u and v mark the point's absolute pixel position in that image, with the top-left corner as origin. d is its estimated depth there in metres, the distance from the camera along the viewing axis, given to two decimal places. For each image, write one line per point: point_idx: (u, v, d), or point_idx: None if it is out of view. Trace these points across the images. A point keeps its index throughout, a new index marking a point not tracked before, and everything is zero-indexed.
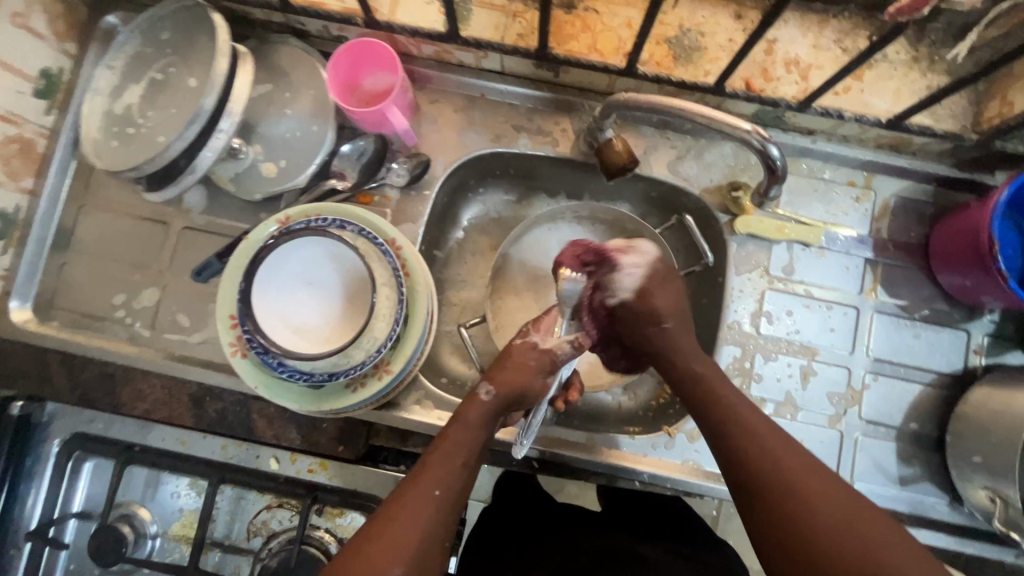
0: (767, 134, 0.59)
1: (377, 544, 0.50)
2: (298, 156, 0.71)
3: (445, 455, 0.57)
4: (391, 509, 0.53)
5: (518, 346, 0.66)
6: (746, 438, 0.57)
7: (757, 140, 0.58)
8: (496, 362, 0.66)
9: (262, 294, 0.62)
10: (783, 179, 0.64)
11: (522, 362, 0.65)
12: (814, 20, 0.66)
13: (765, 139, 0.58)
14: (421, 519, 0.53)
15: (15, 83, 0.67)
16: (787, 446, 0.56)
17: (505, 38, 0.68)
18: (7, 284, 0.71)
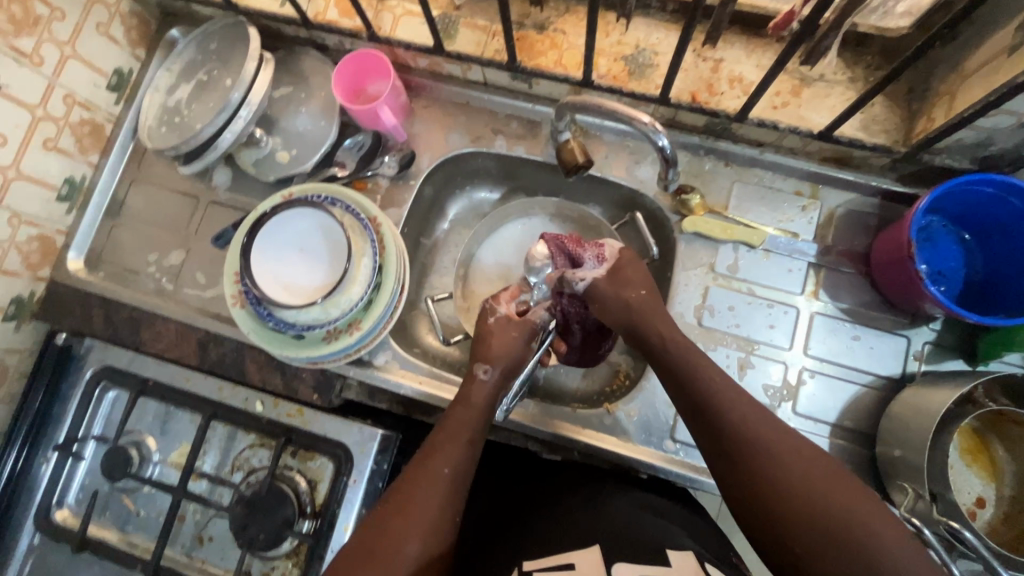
0: (660, 126, 0.65)
1: (396, 520, 0.62)
2: (307, 146, 0.84)
3: (450, 438, 0.68)
4: (405, 490, 0.65)
5: (492, 320, 0.76)
6: (723, 427, 0.62)
7: (650, 131, 0.65)
8: (479, 341, 0.75)
9: (261, 255, 0.74)
10: (678, 164, 0.70)
11: (490, 334, 0.75)
12: (757, 44, 0.74)
13: (655, 130, 0.65)
14: (431, 494, 0.64)
15: (94, 78, 0.84)
16: (764, 436, 0.60)
17: (484, 53, 0.79)
18: (68, 239, 0.87)
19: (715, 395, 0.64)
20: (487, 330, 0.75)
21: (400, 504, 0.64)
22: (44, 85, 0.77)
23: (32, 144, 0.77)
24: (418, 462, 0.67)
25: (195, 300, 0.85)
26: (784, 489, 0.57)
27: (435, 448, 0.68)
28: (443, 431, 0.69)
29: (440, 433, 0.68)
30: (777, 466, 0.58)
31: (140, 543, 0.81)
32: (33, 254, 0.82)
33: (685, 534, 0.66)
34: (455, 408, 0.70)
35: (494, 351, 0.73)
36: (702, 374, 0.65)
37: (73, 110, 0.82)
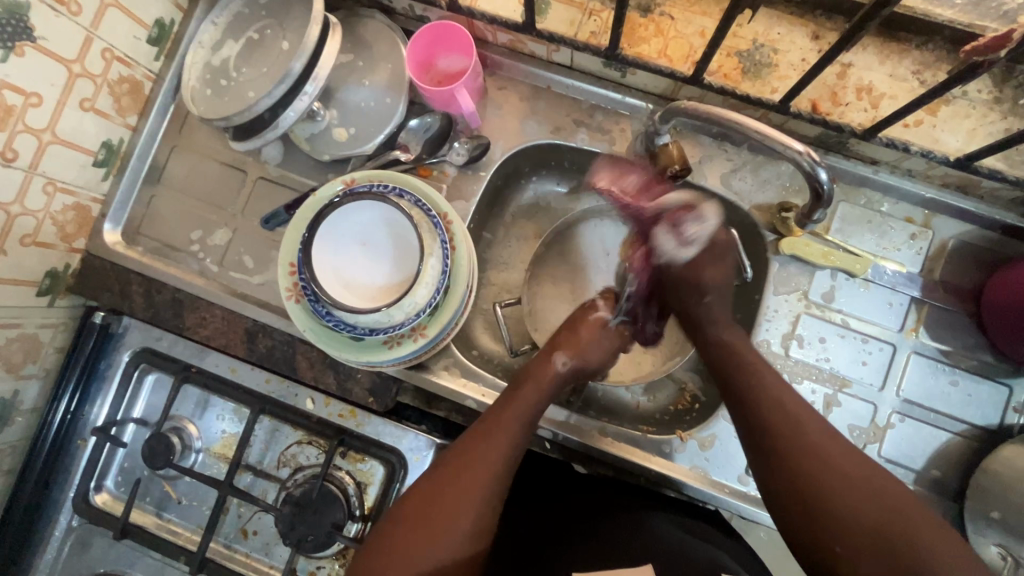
0: (817, 157, 0.58)
1: (445, 495, 0.59)
2: (368, 124, 0.76)
3: (513, 417, 0.64)
4: (458, 466, 0.61)
5: (590, 320, 0.74)
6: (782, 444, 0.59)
7: (807, 162, 0.58)
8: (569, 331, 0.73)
9: (321, 248, 0.68)
10: (829, 204, 0.63)
11: (581, 330, 0.73)
12: (893, 49, 0.65)
13: (814, 162, 0.57)
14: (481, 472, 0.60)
15: (134, 29, 0.75)
16: (823, 454, 0.57)
17: (579, 35, 0.70)
18: (104, 208, 0.80)
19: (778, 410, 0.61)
20: (586, 330, 0.73)
21: (447, 482, 0.60)
22: (82, 38, 0.68)
23: (69, 104, 0.70)
24: (471, 442, 0.62)
25: (241, 285, 0.80)
26: (839, 517, 0.53)
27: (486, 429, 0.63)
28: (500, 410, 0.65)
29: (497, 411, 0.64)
30: (827, 483, 0.55)
31: (182, 532, 0.78)
32: (68, 225, 0.76)
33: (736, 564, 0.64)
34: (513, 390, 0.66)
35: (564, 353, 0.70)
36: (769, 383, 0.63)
37: (111, 66, 0.74)
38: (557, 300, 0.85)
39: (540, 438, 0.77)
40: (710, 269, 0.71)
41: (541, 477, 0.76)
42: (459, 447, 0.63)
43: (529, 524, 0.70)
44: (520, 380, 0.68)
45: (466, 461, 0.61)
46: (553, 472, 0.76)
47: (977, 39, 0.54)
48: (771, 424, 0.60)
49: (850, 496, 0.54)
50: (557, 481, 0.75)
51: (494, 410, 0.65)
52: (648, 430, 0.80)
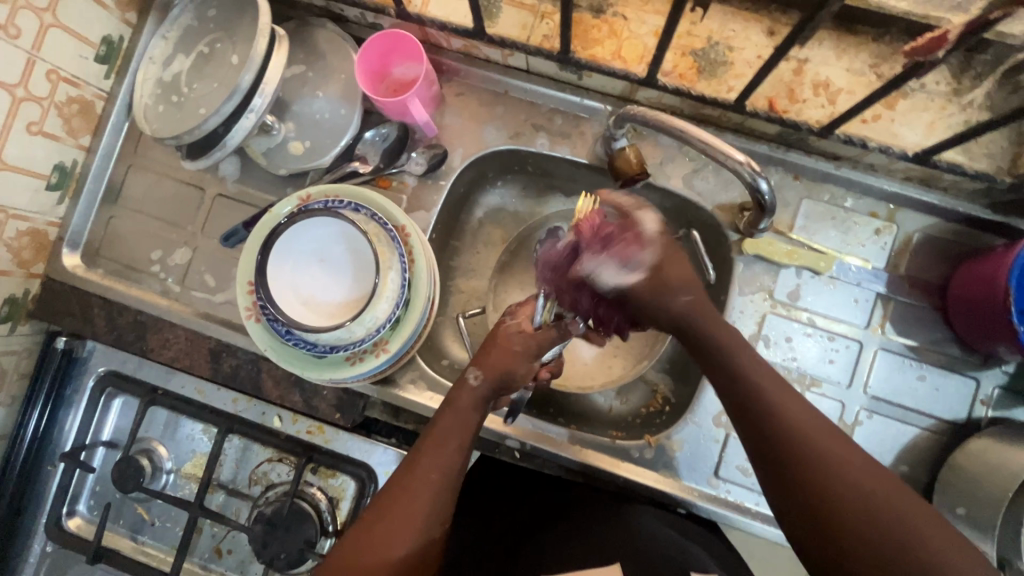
0: (758, 167, 0.58)
1: (386, 522, 0.54)
2: (323, 136, 0.75)
3: (446, 440, 0.59)
4: (394, 493, 0.56)
5: (505, 330, 0.66)
6: (796, 470, 0.51)
7: (746, 172, 0.57)
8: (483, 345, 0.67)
9: (277, 266, 0.67)
10: (773, 212, 0.62)
11: (509, 341, 0.66)
12: (849, 43, 0.64)
13: (754, 172, 0.57)
14: (417, 498, 0.56)
15: (79, 48, 0.73)
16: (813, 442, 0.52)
17: (531, 39, 0.69)
18: (62, 231, 0.79)
19: (793, 436, 0.52)
20: (500, 342, 0.66)
21: (379, 509, 0.55)
22: (23, 60, 0.67)
23: (15, 129, 0.68)
24: (405, 468, 0.58)
25: (203, 304, 0.79)
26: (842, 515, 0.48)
27: (420, 452, 0.59)
28: (436, 431, 0.60)
29: (427, 437, 0.59)
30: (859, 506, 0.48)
31: (156, 553, 0.78)
32: (25, 250, 0.75)
33: (705, 553, 0.64)
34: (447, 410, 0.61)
35: (488, 366, 0.64)
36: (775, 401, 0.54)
37: (58, 87, 0.72)
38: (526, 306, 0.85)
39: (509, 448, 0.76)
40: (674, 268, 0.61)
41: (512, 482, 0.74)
42: (397, 472, 0.58)
43: (496, 523, 0.69)
44: (450, 402, 0.62)
45: (408, 480, 0.56)
46: (526, 477, 0.74)
47: (919, 39, 0.53)
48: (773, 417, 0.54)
49: (879, 526, 0.47)
50: (530, 484, 0.73)
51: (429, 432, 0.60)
52: (618, 435, 0.79)
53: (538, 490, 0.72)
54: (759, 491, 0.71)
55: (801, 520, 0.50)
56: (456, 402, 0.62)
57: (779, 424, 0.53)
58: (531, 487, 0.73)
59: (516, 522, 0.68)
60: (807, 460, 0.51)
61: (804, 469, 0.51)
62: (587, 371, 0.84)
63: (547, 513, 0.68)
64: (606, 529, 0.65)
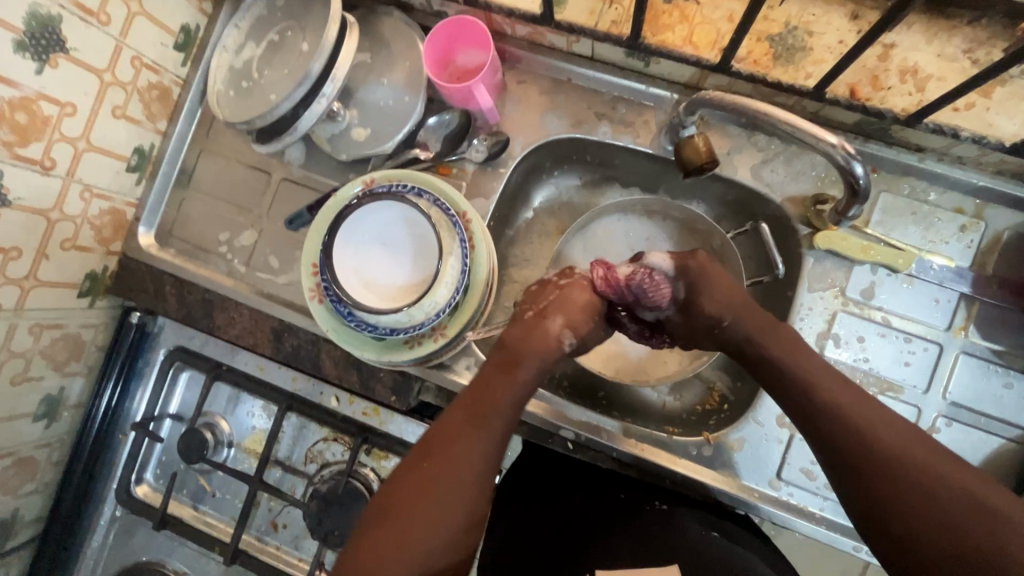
0: (852, 151, 0.56)
1: (443, 464, 0.55)
2: (386, 123, 0.76)
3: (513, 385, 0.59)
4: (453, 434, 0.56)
5: (574, 284, 0.66)
6: (840, 428, 0.54)
7: (842, 155, 0.55)
8: (548, 292, 0.66)
9: (341, 249, 0.68)
10: (865, 199, 0.61)
11: (567, 289, 0.66)
12: (941, 27, 0.61)
13: (850, 155, 0.55)
14: (482, 449, 0.56)
15: (161, 36, 0.76)
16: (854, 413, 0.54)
17: (599, 25, 0.68)
18: (138, 212, 0.83)
19: (835, 403, 0.55)
20: (562, 292, 0.65)
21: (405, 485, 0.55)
22: (112, 47, 0.70)
23: (102, 112, 0.72)
24: (462, 414, 0.58)
25: (267, 285, 0.81)
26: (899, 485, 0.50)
27: (484, 392, 0.59)
28: (474, 394, 0.59)
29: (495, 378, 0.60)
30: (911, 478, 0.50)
31: (217, 524, 0.81)
32: (105, 229, 0.79)
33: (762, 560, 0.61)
34: (502, 367, 0.60)
35: (553, 329, 0.62)
36: (812, 376, 0.58)
37: (140, 73, 0.76)
38: None
39: (561, 439, 0.74)
40: (713, 291, 0.65)
41: (562, 472, 0.73)
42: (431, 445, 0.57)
43: (554, 514, 0.69)
44: (505, 348, 0.62)
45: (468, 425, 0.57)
46: (574, 470, 0.73)
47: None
48: (811, 383, 0.57)
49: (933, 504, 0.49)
50: (579, 481, 0.72)
51: (466, 396, 0.59)
52: (674, 431, 0.78)
53: (595, 488, 0.71)
54: (824, 496, 0.68)
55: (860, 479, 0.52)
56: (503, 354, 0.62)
57: (823, 389, 0.56)
58: (588, 484, 0.71)
59: (567, 516, 0.68)
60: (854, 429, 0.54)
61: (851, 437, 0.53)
62: (642, 365, 0.82)
63: (602, 513, 0.67)
64: (655, 536, 0.63)
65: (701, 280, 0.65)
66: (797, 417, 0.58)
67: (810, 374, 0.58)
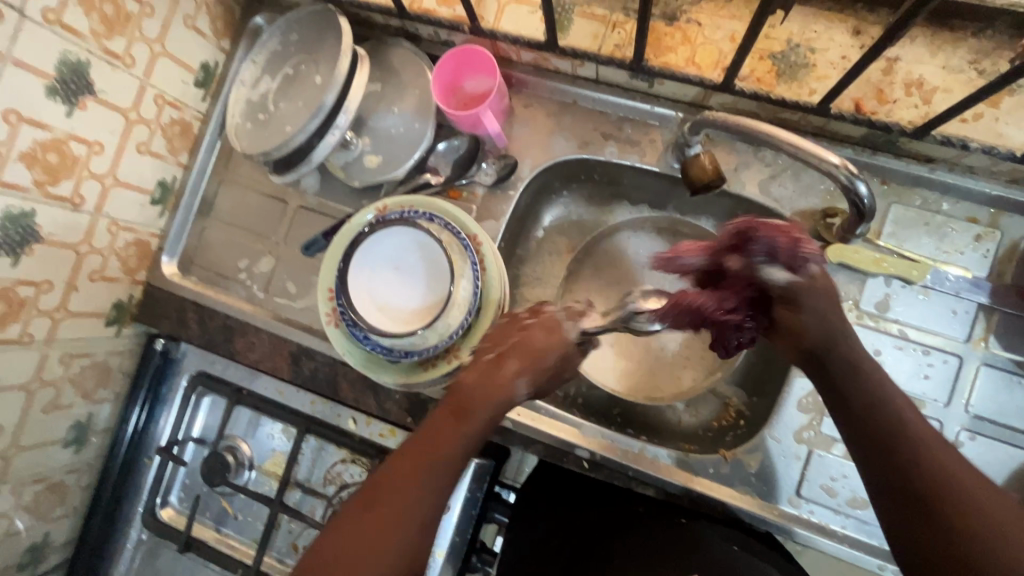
0: (854, 169, 0.56)
1: (390, 498, 0.52)
2: (398, 150, 0.78)
3: (471, 422, 0.57)
4: (407, 468, 0.53)
5: (548, 316, 0.62)
6: (901, 453, 0.49)
7: (843, 176, 0.55)
8: (506, 329, 0.62)
9: (356, 275, 0.70)
10: (871, 219, 0.61)
11: (530, 329, 0.62)
12: (944, 40, 0.61)
13: (852, 175, 0.55)
14: (427, 486, 0.53)
15: (182, 74, 0.80)
16: (923, 437, 0.49)
17: (602, 49, 0.70)
18: (161, 242, 0.86)
19: (897, 426, 0.50)
20: (524, 333, 0.61)
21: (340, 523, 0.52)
22: (136, 87, 0.74)
23: (127, 149, 0.76)
24: (415, 449, 0.55)
25: (285, 310, 0.83)
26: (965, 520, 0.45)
27: (437, 430, 0.56)
28: (429, 431, 0.56)
29: (450, 414, 0.57)
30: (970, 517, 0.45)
31: (239, 546, 0.83)
32: (130, 259, 0.82)
33: None
34: (451, 414, 0.57)
35: (505, 373, 0.59)
36: (884, 394, 0.52)
37: (163, 110, 0.79)
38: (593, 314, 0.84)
39: (577, 458, 0.74)
40: (809, 299, 0.54)
41: (585, 486, 0.75)
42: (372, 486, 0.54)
43: (578, 520, 0.70)
44: (458, 393, 0.58)
45: (423, 459, 0.54)
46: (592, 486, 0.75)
47: None
48: (877, 404, 0.51)
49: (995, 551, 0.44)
50: (598, 494, 0.74)
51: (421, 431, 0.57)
52: (690, 448, 0.77)
53: (615, 501, 0.72)
54: (846, 514, 0.67)
55: (912, 509, 0.47)
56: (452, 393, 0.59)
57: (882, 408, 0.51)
58: (610, 497, 0.73)
59: (588, 522, 0.69)
60: (918, 453, 0.48)
61: (913, 462, 0.48)
62: (656, 382, 0.82)
63: (621, 523, 0.68)
64: (676, 552, 0.61)
65: (806, 281, 0.54)
66: (855, 432, 0.52)
67: (873, 394, 0.52)
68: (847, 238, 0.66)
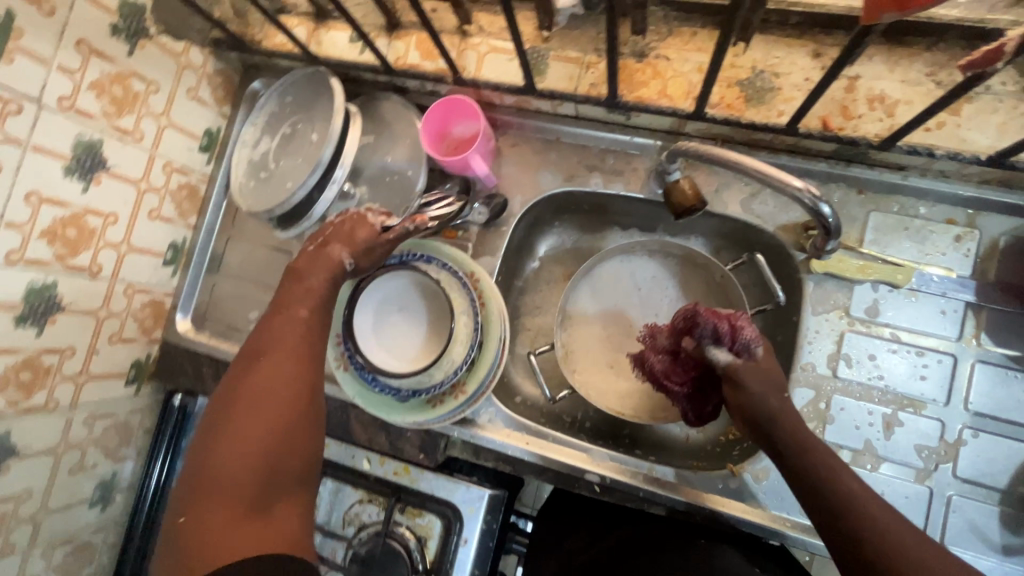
0: (817, 192, 0.59)
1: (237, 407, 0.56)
2: (394, 197, 0.82)
3: (281, 327, 0.61)
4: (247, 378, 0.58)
5: (344, 224, 0.67)
6: (830, 497, 0.52)
7: (808, 198, 0.58)
8: (345, 224, 0.67)
9: (361, 319, 0.72)
10: (838, 233, 0.63)
11: (344, 222, 0.68)
12: (900, 56, 0.65)
13: (816, 197, 0.58)
14: (271, 381, 0.57)
15: (187, 142, 0.85)
16: (842, 481, 0.52)
17: (579, 88, 0.74)
18: (175, 300, 0.90)
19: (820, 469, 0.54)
20: (339, 225, 0.67)
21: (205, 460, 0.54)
22: (146, 159, 0.79)
23: (139, 216, 0.80)
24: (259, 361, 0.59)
25: None
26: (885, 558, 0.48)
27: (272, 341, 0.60)
28: (261, 345, 0.60)
29: (269, 322, 0.61)
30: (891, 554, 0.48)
31: None
32: (147, 319, 0.86)
33: None
34: (252, 351, 0.60)
35: (308, 284, 0.64)
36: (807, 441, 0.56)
37: (171, 177, 0.84)
38: (593, 338, 0.86)
39: (588, 482, 0.74)
40: (750, 379, 0.61)
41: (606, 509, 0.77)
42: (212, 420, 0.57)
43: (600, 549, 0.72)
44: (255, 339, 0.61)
45: (262, 367, 0.58)
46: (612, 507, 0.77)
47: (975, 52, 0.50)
48: (806, 451, 0.55)
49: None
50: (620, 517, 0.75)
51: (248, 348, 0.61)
52: (700, 465, 0.78)
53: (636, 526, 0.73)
54: None
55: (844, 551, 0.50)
56: (305, 330, 0.62)
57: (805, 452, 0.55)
58: (631, 520, 0.74)
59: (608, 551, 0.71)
60: (838, 495, 0.52)
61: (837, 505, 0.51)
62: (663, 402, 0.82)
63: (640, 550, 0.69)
64: None
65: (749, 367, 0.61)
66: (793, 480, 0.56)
67: (800, 438, 0.56)
68: (820, 256, 0.67)
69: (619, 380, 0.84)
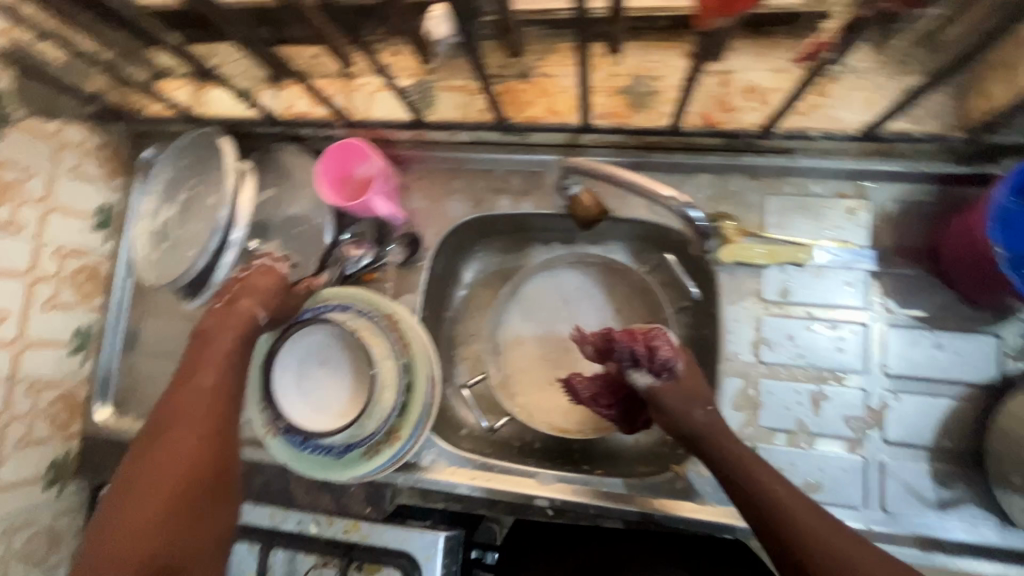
0: (687, 199, 0.61)
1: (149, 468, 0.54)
2: (303, 248, 0.80)
3: (195, 388, 0.59)
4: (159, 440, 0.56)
5: (246, 278, 0.66)
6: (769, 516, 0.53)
7: (674, 206, 0.61)
8: (250, 282, 0.66)
9: (280, 381, 0.69)
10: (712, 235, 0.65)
11: (250, 276, 0.67)
12: (763, 47, 0.67)
13: (681, 205, 0.61)
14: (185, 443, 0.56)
15: (78, 223, 0.81)
16: (775, 498, 0.54)
17: (471, 116, 0.75)
18: (91, 389, 0.85)
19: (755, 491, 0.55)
20: (242, 281, 0.65)
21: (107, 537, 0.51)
22: (31, 248, 0.74)
23: (33, 308, 0.76)
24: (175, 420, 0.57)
25: None
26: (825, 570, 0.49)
27: (186, 403, 0.58)
28: (179, 405, 0.58)
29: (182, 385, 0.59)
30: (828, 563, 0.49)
31: None
32: (60, 414, 0.81)
33: None
34: (166, 411, 0.58)
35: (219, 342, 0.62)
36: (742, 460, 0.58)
37: (66, 262, 0.80)
38: (530, 359, 0.85)
39: (540, 508, 0.73)
40: (670, 395, 0.64)
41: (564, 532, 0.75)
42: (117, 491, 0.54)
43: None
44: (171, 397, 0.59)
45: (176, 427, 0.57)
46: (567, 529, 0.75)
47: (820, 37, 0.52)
48: (740, 471, 0.57)
49: None
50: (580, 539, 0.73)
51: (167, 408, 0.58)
52: (646, 469, 0.78)
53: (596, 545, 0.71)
54: None
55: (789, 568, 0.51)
56: (214, 388, 0.59)
57: (741, 471, 0.57)
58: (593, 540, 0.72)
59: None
60: (774, 513, 0.53)
61: (776, 523, 0.53)
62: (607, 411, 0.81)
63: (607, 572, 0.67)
64: None
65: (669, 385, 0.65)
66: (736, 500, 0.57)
67: (733, 459, 0.58)
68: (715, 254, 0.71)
69: (560, 396, 0.83)
